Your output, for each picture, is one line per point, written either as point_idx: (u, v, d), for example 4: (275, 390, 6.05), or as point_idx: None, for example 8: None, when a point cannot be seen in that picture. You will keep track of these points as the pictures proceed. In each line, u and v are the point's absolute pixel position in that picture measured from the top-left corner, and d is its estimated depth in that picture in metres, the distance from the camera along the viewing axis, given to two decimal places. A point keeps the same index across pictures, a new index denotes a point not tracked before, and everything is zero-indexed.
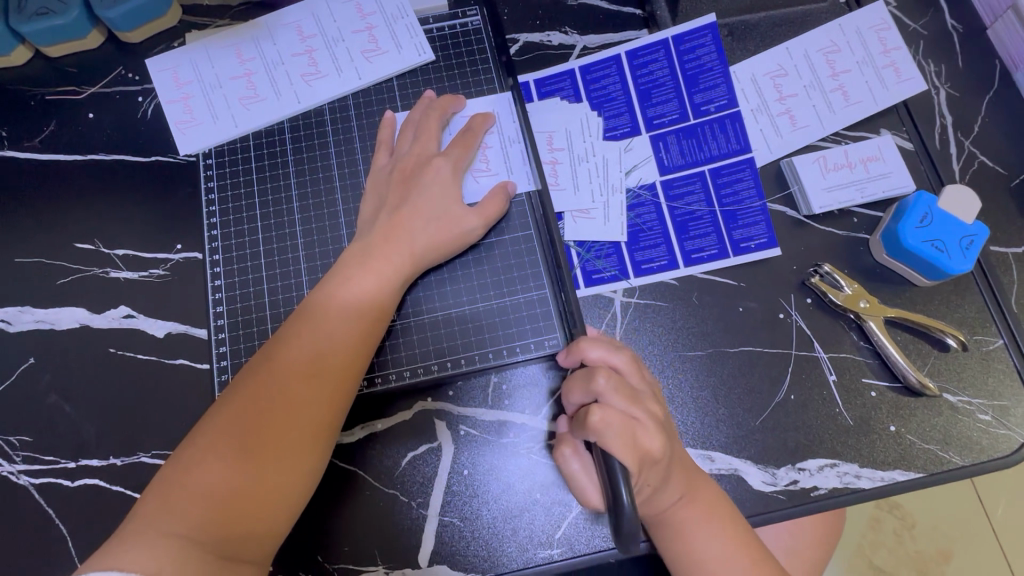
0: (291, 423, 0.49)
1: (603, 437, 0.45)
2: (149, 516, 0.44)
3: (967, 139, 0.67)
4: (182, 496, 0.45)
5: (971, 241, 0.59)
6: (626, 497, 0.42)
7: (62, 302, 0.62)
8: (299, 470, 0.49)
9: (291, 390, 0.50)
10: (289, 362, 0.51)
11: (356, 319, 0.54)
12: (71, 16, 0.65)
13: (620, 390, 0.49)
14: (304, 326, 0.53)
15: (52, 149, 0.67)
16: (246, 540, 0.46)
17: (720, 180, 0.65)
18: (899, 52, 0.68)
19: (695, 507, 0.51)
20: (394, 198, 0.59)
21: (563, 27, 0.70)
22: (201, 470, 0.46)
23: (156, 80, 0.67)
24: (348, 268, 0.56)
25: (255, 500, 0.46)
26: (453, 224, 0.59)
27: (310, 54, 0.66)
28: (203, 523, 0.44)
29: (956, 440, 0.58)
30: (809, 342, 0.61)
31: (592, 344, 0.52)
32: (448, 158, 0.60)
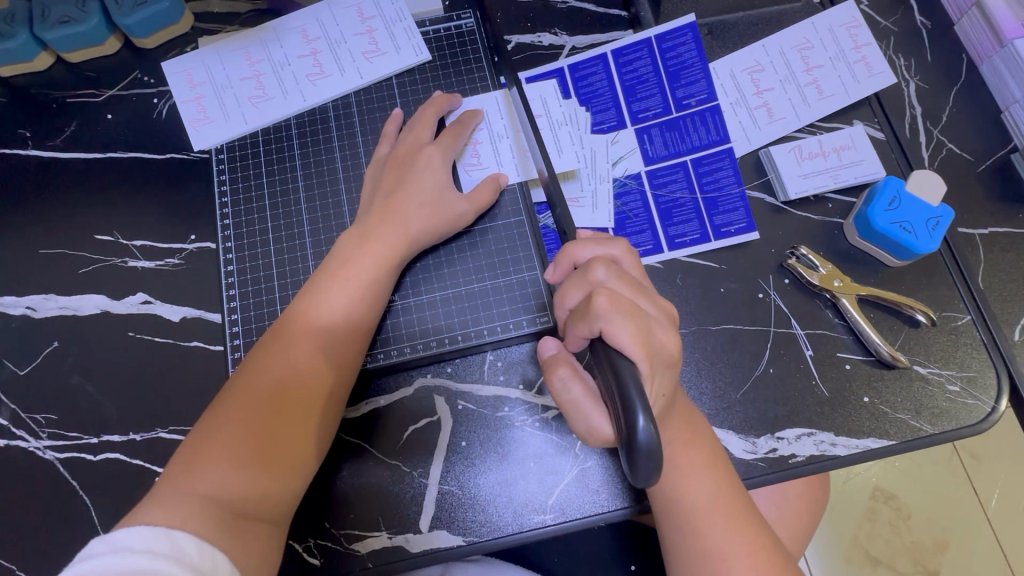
0: (301, 394, 0.53)
1: (612, 323, 0.45)
2: (173, 479, 0.48)
3: (935, 128, 0.71)
4: (203, 459, 0.49)
5: (937, 222, 0.63)
6: (643, 423, 0.39)
7: (84, 289, 0.66)
8: (308, 437, 0.53)
9: (298, 363, 0.54)
10: (297, 338, 0.55)
11: (354, 295, 0.58)
12: (90, 24, 0.69)
13: (621, 277, 0.49)
14: (308, 304, 0.57)
15: (73, 147, 0.71)
16: (263, 502, 0.49)
17: (702, 168, 0.69)
18: (870, 47, 0.72)
19: (693, 454, 0.53)
20: (388, 182, 0.63)
21: (553, 29, 0.74)
22: (220, 436, 0.50)
23: (171, 81, 0.71)
24: (346, 250, 0.60)
25: (271, 464, 0.50)
26: (443, 208, 0.63)
27: (314, 56, 0.71)
28: (224, 482, 0.48)
29: (928, 410, 0.62)
30: (787, 320, 0.65)
31: (581, 246, 0.53)
32: (438, 147, 0.64)
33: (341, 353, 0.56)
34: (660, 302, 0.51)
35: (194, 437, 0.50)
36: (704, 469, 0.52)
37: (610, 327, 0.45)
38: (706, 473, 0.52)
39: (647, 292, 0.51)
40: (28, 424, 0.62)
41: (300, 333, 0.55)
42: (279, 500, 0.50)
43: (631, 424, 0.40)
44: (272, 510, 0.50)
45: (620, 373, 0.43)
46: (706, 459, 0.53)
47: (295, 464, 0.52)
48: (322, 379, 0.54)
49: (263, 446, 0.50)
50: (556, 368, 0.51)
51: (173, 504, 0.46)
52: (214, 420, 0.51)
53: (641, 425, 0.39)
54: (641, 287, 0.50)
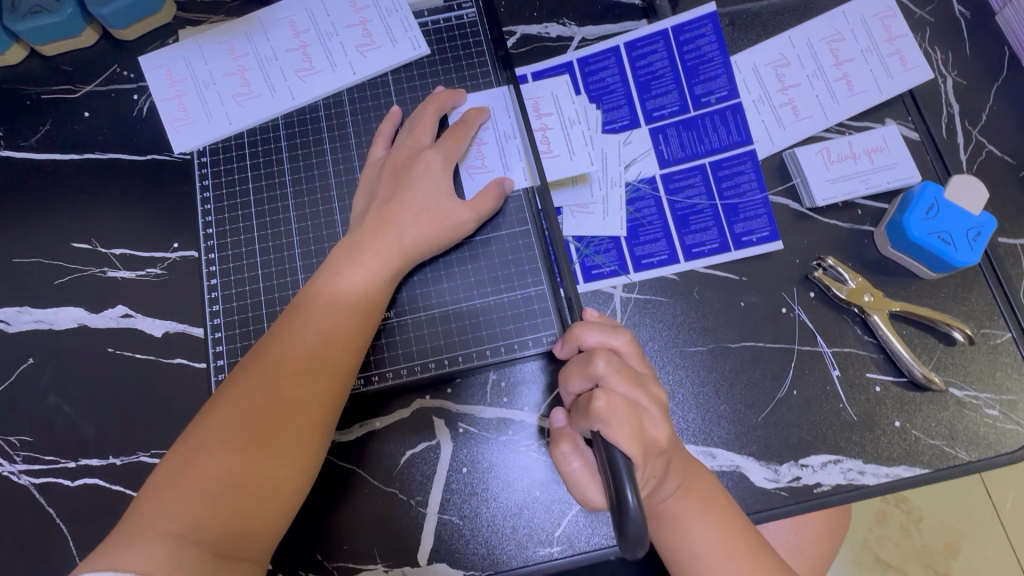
0: (286, 421, 0.49)
1: (609, 423, 0.43)
2: (145, 517, 0.44)
3: (974, 128, 0.66)
4: (178, 494, 0.45)
5: (978, 233, 0.58)
6: (632, 499, 0.37)
7: (60, 302, 0.62)
8: (294, 468, 0.49)
9: (282, 387, 0.50)
10: (281, 360, 0.51)
11: (346, 316, 0.54)
12: (64, 15, 0.64)
13: (621, 372, 0.47)
14: (294, 322, 0.53)
15: (47, 148, 0.66)
16: (245, 538, 0.46)
17: (721, 172, 0.64)
18: (905, 40, 0.66)
19: (691, 500, 0.50)
20: (385, 191, 0.59)
21: (561, 19, 0.68)
22: (197, 467, 0.46)
23: (149, 77, 0.66)
24: (337, 264, 0.56)
25: (252, 498, 0.46)
26: (443, 217, 0.58)
27: (303, 50, 0.66)
28: (200, 521, 0.44)
29: (963, 435, 0.57)
30: (813, 337, 0.60)
31: (588, 328, 0.51)
32: (439, 151, 0.60)
33: (330, 375, 0.52)
34: (657, 392, 0.49)
35: (168, 467, 0.47)
36: (704, 513, 0.50)
37: (608, 429, 0.42)
38: (704, 517, 0.50)
39: (646, 384, 0.48)
40: (2, 446, 0.58)
41: (286, 353, 0.51)
42: (262, 536, 0.47)
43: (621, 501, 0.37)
44: (254, 546, 0.46)
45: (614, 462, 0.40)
46: (703, 502, 0.50)
47: (279, 497, 0.48)
48: (310, 404, 0.50)
49: (243, 478, 0.46)
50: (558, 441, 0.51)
51: (146, 544, 0.42)
52: (191, 449, 0.47)
53: (632, 504, 0.37)
54: (640, 378, 0.47)
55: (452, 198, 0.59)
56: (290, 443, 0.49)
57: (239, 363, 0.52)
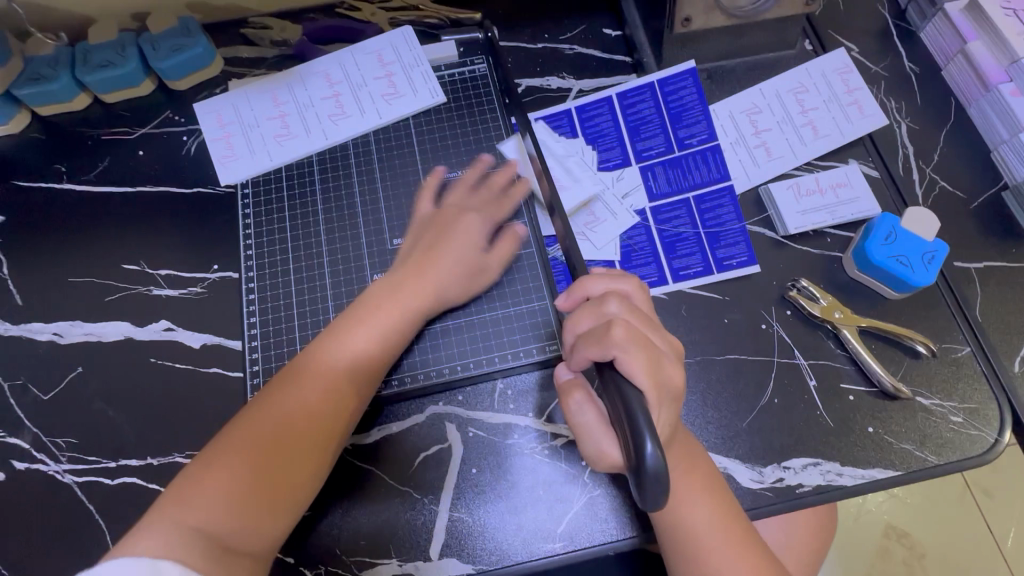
0: (302, 440, 0.54)
1: (621, 353, 0.47)
2: (171, 505, 0.49)
3: (928, 167, 0.74)
4: (201, 488, 0.50)
5: (932, 256, 0.65)
6: (651, 449, 0.40)
7: (109, 317, 0.69)
8: (302, 482, 0.54)
9: (311, 406, 0.56)
10: (307, 383, 0.57)
11: (369, 344, 0.60)
12: (127, 67, 0.74)
13: (632, 311, 0.51)
14: (329, 344, 0.59)
15: (105, 181, 0.75)
16: (251, 541, 0.50)
17: (703, 205, 0.72)
18: (861, 91, 0.76)
19: (689, 479, 0.55)
20: (427, 241, 0.66)
21: (560, 73, 0.79)
22: (221, 467, 0.51)
23: (203, 118, 0.75)
24: (378, 295, 0.62)
25: (266, 502, 0.52)
26: (473, 273, 0.66)
27: (336, 98, 0.75)
28: (218, 514, 0.49)
29: (932, 441, 0.63)
30: (790, 350, 0.66)
31: (597, 278, 0.55)
32: (482, 217, 0.68)
33: (348, 400, 0.58)
34: (667, 337, 0.52)
35: (193, 470, 0.52)
36: (705, 499, 0.55)
37: (621, 356, 0.47)
38: (708, 504, 0.54)
39: (656, 327, 0.52)
40: (49, 447, 0.63)
41: (312, 378, 0.57)
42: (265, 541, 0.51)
43: (639, 451, 0.40)
44: (259, 549, 0.51)
45: (629, 402, 0.44)
46: (707, 492, 0.55)
47: (285, 508, 0.53)
48: (332, 420, 0.56)
49: (258, 486, 0.52)
50: (570, 391, 0.54)
51: (168, 534, 0.47)
52: (217, 455, 0.52)
53: (650, 450, 0.40)
54: (651, 321, 0.52)
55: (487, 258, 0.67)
56: (305, 458, 0.54)
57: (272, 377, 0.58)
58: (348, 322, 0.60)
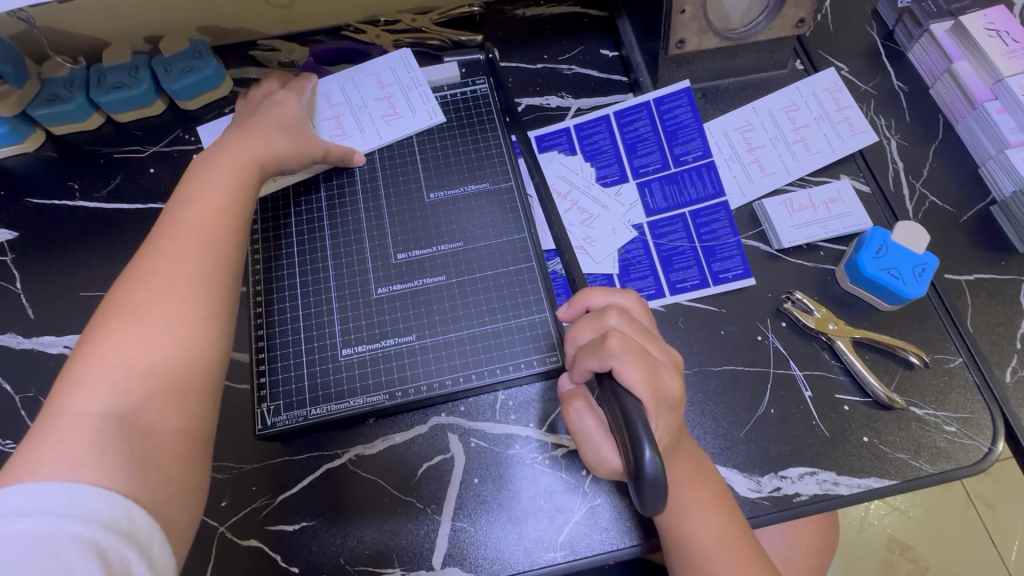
0: (180, 304, 0.50)
1: (620, 363, 0.49)
2: (53, 419, 0.43)
3: (917, 182, 0.76)
4: (86, 388, 0.45)
5: (922, 269, 0.67)
6: (649, 455, 0.41)
7: None
8: (199, 350, 0.50)
9: (181, 254, 0.52)
10: (159, 258, 0.52)
11: (216, 213, 0.56)
12: (140, 88, 0.77)
13: (632, 324, 0.53)
14: (182, 214, 0.55)
15: (117, 198, 0.77)
16: (162, 418, 0.46)
17: (699, 220, 0.74)
18: (851, 109, 0.78)
19: (697, 493, 0.55)
20: (243, 118, 0.69)
21: (559, 92, 0.81)
22: (103, 357, 0.46)
23: (206, 137, 0.77)
24: (206, 172, 0.60)
25: (165, 377, 0.47)
26: (304, 141, 0.70)
27: (335, 120, 0.77)
28: (114, 402, 0.44)
29: (926, 450, 0.64)
30: (786, 361, 0.68)
31: (596, 292, 0.57)
32: (289, 92, 0.73)
33: (216, 255, 0.54)
34: (667, 349, 0.54)
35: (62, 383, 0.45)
36: (715, 511, 0.55)
37: (619, 365, 0.48)
38: (715, 516, 0.54)
39: (656, 339, 0.54)
40: None
41: (168, 248, 0.52)
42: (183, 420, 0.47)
43: (638, 457, 0.41)
44: (179, 429, 0.47)
45: (628, 412, 0.45)
46: (715, 504, 0.55)
47: (192, 381, 0.48)
48: (208, 231, 0.55)
49: (149, 364, 0.47)
50: (572, 399, 0.56)
51: (60, 441, 0.42)
52: (89, 356, 0.46)
53: (649, 457, 0.41)
54: (650, 333, 0.53)
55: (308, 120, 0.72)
56: (185, 328, 0.49)
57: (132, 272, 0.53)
58: (182, 201, 0.56)
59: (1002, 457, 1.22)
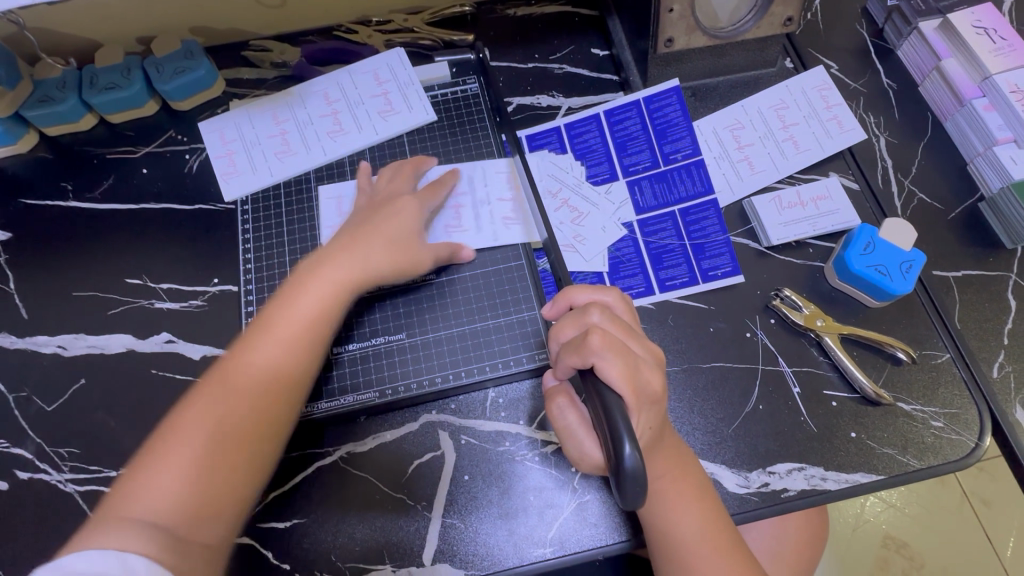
0: (276, 384, 0.56)
1: (602, 358, 0.49)
2: (123, 501, 0.49)
3: (906, 179, 0.77)
4: (156, 482, 0.50)
5: (910, 266, 0.67)
6: (629, 450, 0.41)
7: (112, 330, 0.71)
8: (247, 491, 0.53)
9: (263, 375, 0.56)
10: (270, 336, 0.58)
11: (323, 301, 0.60)
12: (133, 89, 0.77)
13: (614, 321, 0.53)
14: (270, 326, 0.58)
15: (110, 199, 0.77)
16: (206, 531, 0.50)
17: (689, 217, 0.74)
18: (840, 107, 0.79)
19: (683, 488, 0.55)
20: (361, 221, 0.67)
21: (550, 91, 0.82)
22: (175, 454, 0.51)
23: (320, 207, 0.74)
24: (303, 276, 0.62)
25: (215, 494, 0.51)
26: (404, 251, 0.65)
27: (456, 210, 0.74)
28: (170, 511, 0.49)
29: (913, 445, 0.64)
30: (774, 357, 0.68)
31: (578, 290, 0.57)
32: (415, 198, 0.69)
33: (285, 393, 0.57)
34: (648, 344, 0.54)
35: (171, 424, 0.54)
36: (701, 506, 0.55)
37: (601, 361, 0.48)
38: (702, 511, 0.55)
39: (638, 335, 0.54)
40: (52, 457, 0.65)
41: (250, 367, 0.56)
42: (239, 491, 0.53)
43: (618, 451, 0.41)
44: (233, 496, 0.52)
45: (608, 407, 0.45)
46: (702, 501, 0.55)
47: (237, 503, 0.53)
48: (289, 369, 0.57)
49: (231, 434, 0.53)
50: (555, 396, 0.55)
51: (120, 532, 0.46)
52: (165, 453, 0.51)
53: (628, 451, 0.41)
54: (631, 329, 0.53)
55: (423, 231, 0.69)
56: (246, 459, 0.54)
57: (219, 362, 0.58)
58: (279, 309, 0.59)
59: (994, 453, 1.23)
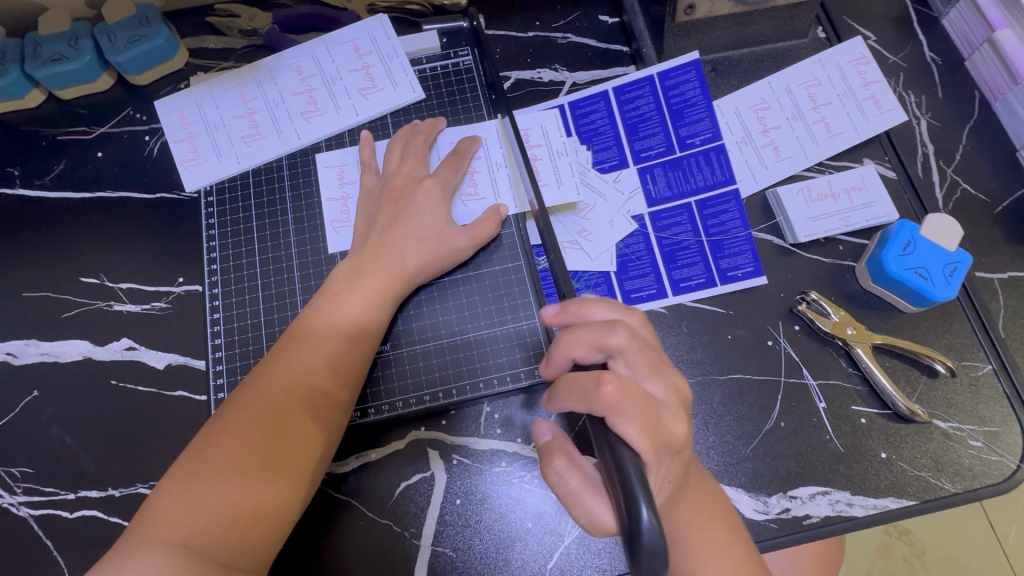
0: (328, 384, 0.53)
1: (615, 406, 0.42)
2: (153, 522, 0.45)
3: (948, 168, 0.69)
4: (191, 499, 0.46)
5: (954, 268, 0.60)
6: (646, 516, 0.36)
7: (67, 335, 0.64)
8: (289, 507, 0.49)
9: (305, 382, 0.52)
10: (316, 333, 0.55)
11: (370, 301, 0.57)
12: (82, 61, 0.68)
13: (636, 353, 0.46)
14: (309, 334, 0.55)
15: (61, 186, 0.69)
16: (243, 554, 0.46)
17: (706, 210, 0.67)
18: (879, 85, 0.70)
19: (704, 531, 0.49)
20: (386, 216, 0.61)
21: (553, 65, 0.73)
22: (211, 467, 0.47)
23: (321, 175, 0.67)
24: (340, 284, 0.58)
25: (256, 510, 0.47)
26: (443, 241, 0.61)
27: (470, 177, 0.66)
28: (204, 532, 0.45)
29: (948, 467, 0.59)
30: (798, 369, 0.62)
31: (596, 305, 0.48)
32: (437, 180, 0.63)
33: (331, 401, 0.53)
34: (672, 380, 0.47)
35: (216, 423, 0.50)
36: (728, 548, 0.49)
37: (614, 410, 0.41)
38: (728, 553, 0.49)
39: (661, 370, 0.47)
40: (3, 478, 0.59)
41: (290, 373, 0.52)
42: (293, 495, 0.49)
43: (634, 518, 0.36)
44: (285, 505, 0.49)
45: (621, 463, 0.39)
46: (727, 540, 0.50)
47: (276, 520, 0.48)
48: (334, 376, 0.54)
49: (273, 446, 0.49)
50: (551, 455, 0.48)
51: (152, 557, 0.43)
52: (199, 468, 0.47)
53: (645, 520, 0.36)
54: (654, 365, 0.46)
55: (445, 228, 0.62)
56: (288, 474, 0.49)
57: (254, 369, 0.54)
58: (323, 311, 0.56)
59: None
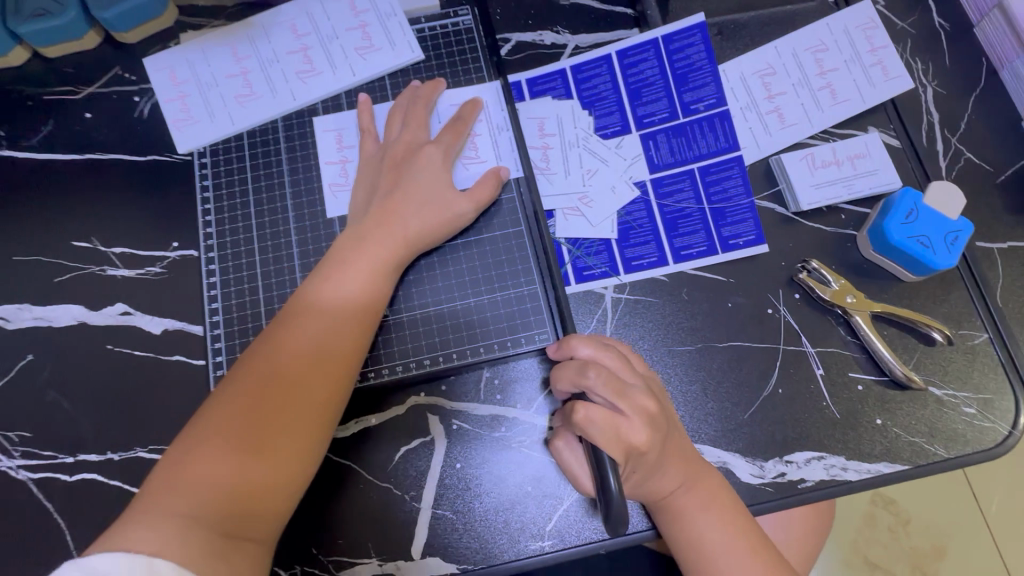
0: (332, 356, 0.53)
1: (589, 432, 0.48)
2: (157, 494, 0.45)
3: (953, 137, 0.68)
4: (195, 468, 0.46)
5: (957, 237, 0.60)
6: (614, 486, 0.44)
7: (61, 299, 0.63)
8: (295, 475, 0.49)
9: (307, 353, 0.52)
10: (319, 302, 0.54)
11: (372, 269, 0.57)
12: (68, 17, 0.65)
13: (607, 382, 0.50)
14: (310, 304, 0.54)
15: (48, 148, 0.67)
16: (249, 522, 0.46)
17: (709, 177, 0.66)
18: (886, 50, 0.69)
19: (697, 496, 0.53)
20: (386, 183, 0.60)
21: (555, 27, 0.70)
22: (214, 438, 0.47)
23: (320, 140, 0.66)
24: (342, 251, 0.57)
25: (262, 478, 0.47)
26: (444, 207, 0.60)
27: (471, 140, 0.65)
28: (208, 502, 0.45)
29: (942, 433, 0.59)
30: (797, 337, 0.62)
31: (581, 341, 0.53)
32: (438, 145, 0.62)
33: (334, 371, 0.52)
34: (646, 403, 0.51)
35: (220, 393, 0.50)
36: (706, 511, 0.53)
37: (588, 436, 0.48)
38: (707, 513, 0.53)
39: (632, 394, 0.51)
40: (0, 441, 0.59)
41: (293, 344, 0.52)
42: (299, 463, 0.49)
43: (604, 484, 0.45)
44: (290, 473, 0.49)
45: (599, 460, 0.47)
46: (706, 500, 0.53)
47: (281, 489, 0.48)
48: (338, 346, 0.53)
49: (277, 417, 0.49)
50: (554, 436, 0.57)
51: (157, 528, 0.43)
52: (202, 439, 0.47)
53: (612, 486, 0.44)
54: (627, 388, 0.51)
55: (447, 192, 0.61)
56: (293, 442, 0.49)
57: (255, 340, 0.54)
58: (326, 281, 0.55)
59: None
